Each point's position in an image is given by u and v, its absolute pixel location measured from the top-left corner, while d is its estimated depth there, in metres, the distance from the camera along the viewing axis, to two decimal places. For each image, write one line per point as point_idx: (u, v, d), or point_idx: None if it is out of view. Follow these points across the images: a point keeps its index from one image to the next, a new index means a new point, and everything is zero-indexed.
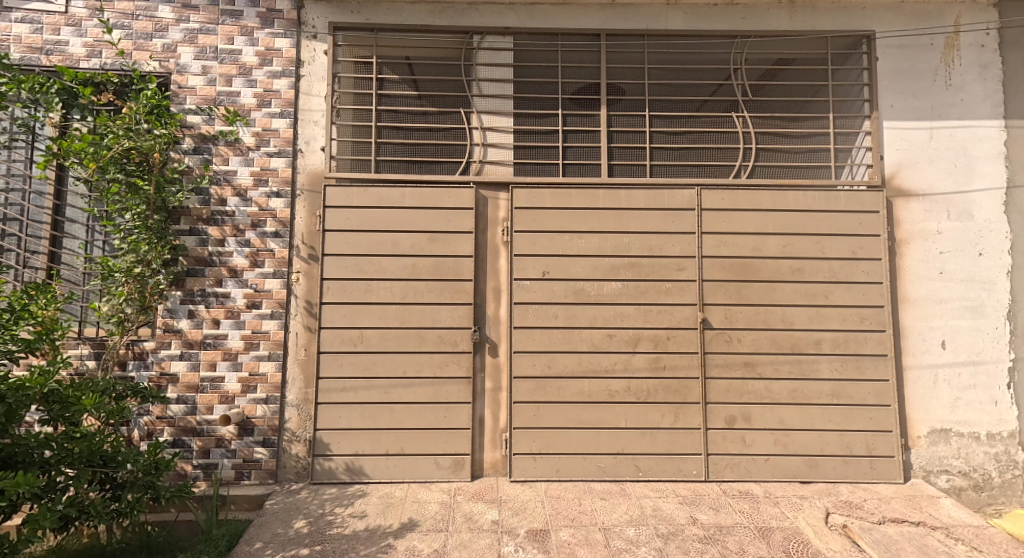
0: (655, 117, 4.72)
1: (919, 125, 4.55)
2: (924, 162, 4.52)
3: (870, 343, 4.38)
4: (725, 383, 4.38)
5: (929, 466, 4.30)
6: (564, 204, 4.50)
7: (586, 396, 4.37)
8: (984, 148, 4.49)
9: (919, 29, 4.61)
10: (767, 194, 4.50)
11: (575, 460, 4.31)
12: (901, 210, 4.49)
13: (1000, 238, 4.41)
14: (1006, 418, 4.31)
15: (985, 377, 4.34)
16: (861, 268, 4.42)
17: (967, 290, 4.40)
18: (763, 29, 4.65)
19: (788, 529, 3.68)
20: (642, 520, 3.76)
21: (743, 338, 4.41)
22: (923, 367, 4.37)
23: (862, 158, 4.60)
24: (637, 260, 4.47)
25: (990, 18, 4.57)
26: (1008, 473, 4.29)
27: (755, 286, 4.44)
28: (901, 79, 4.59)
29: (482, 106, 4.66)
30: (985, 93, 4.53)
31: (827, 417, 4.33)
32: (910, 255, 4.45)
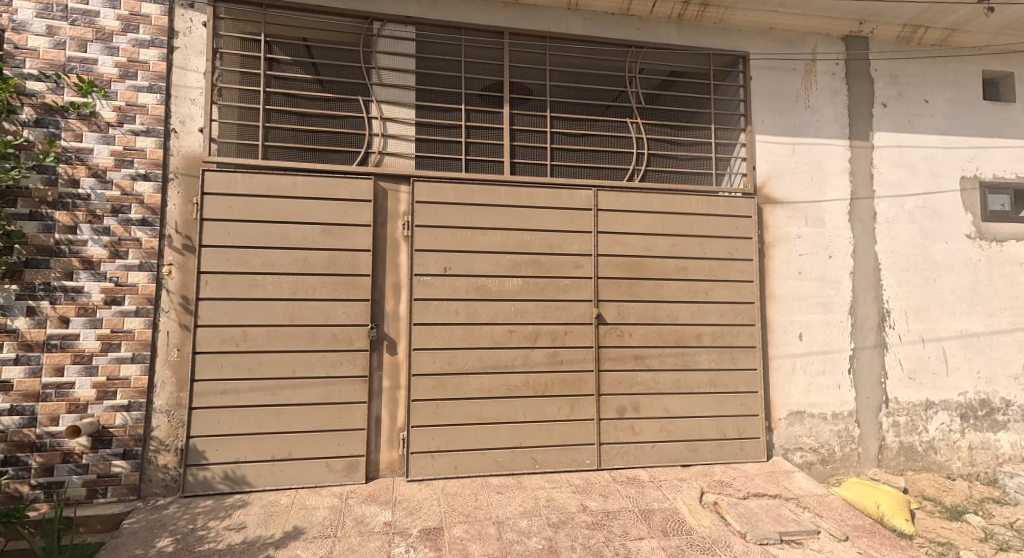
0: (556, 119, 4.85)
1: (783, 140, 5.08)
2: (788, 173, 5.05)
3: (742, 336, 4.82)
4: (617, 375, 4.61)
5: (787, 445, 4.85)
6: (465, 199, 4.47)
7: (485, 392, 4.39)
8: (834, 164, 5.12)
9: (785, 54, 5.14)
10: (656, 197, 4.79)
11: (474, 456, 4.32)
12: (769, 215, 5.00)
13: (845, 243, 5.06)
14: (846, 399, 4.96)
15: (831, 364, 4.96)
16: (736, 268, 4.85)
17: (819, 289, 4.99)
18: (655, 42, 4.93)
19: (667, 509, 3.96)
20: (534, 511, 3.86)
21: (634, 332, 4.67)
22: (783, 357, 4.90)
23: (739, 168, 5.06)
24: (536, 257, 4.56)
25: (839, 49, 5.22)
26: (848, 447, 4.93)
27: (644, 283, 4.72)
28: (770, 98, 5.10)
29: (382, 95, 4.50)
30: (835, 115, 5.16)
31: (705, 404, 4.71)
32: (775, 257, 4.97)
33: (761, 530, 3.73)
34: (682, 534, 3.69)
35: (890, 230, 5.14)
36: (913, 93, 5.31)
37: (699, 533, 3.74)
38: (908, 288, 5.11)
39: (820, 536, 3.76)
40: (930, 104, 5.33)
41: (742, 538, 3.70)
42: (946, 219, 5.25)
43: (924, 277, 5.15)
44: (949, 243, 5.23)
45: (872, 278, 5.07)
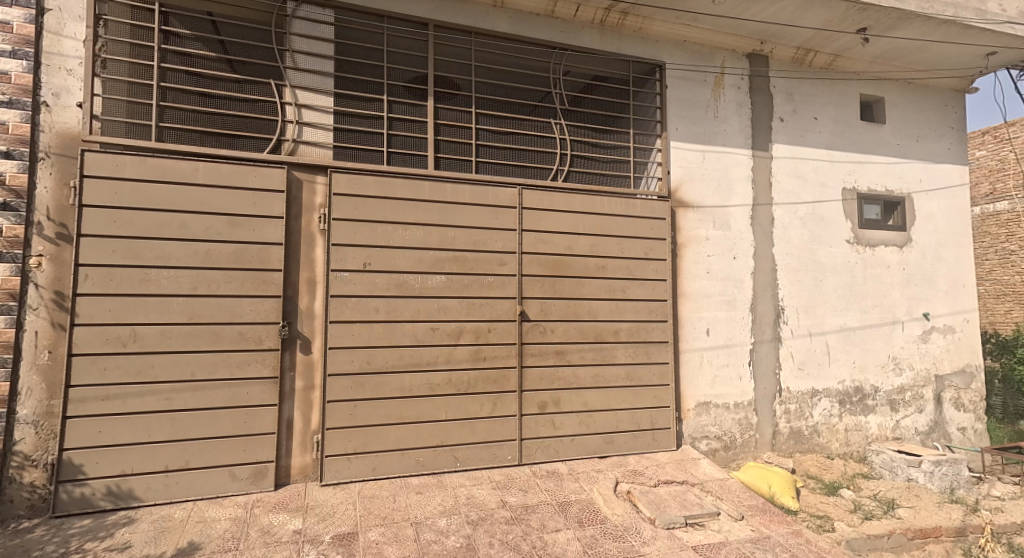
0: (481, 115, 4.83)
1: (695, 147, 5.38)
2: (699, 179, 5.36)
3: (656, 332, 5.05)
4: (539, 371, 4.67)
5: (695, 433, 5.16)
6: (386, 193, 4.33)
7: (406, 390, 4.29)
8: (739, 172, 5.50)
9: (697, 66, 5.44)
10: (578, 197, 4.90)
11: (392, 456, 4.21)
12: (681, 218, 5.27)
13: (747, 246, 5.45)
14: (747, 389, 5.35)
15: (734, 357, 5.33)
16: (651, 267, 5.08)
17: (725, 287, 5.34)
18: (578, 45, 5.04)
19: (583, 500, 4.08)
20: (453, 509, 3.83)
21: (555, 329, 4.76)
22: (692, 351, 5.20)
23: (655, 172, 5.29)
24: (460, 254, 4.52)
25: (745, 65, 5.61)
26: (748, 434, 5.33)
27: (566, 281, 4.82)
28: (683, 107, 5.38)
29: (296, 80, 4.26)
30: (740, 126, 5.54)
31: (621, 398, 4.89)
32: (687, 257, 5.26)
33: (669, 515, 3.94)
34: (596, 524, 3.81)
35: (785, 234, 5.61)
36: (806, 110, 5.82)
37: (612, 521, 3.88)
38: (799, 287, 5.60)
39: (720, 517, 4.03)
40: (819, 120, 5.87)
41: (652, 524, 3.89)
42: (830, 225, 5.80)
43: (812, 278, 5.67)
44: (833, 247, 5.79)
45: (769, 278, 5.50)
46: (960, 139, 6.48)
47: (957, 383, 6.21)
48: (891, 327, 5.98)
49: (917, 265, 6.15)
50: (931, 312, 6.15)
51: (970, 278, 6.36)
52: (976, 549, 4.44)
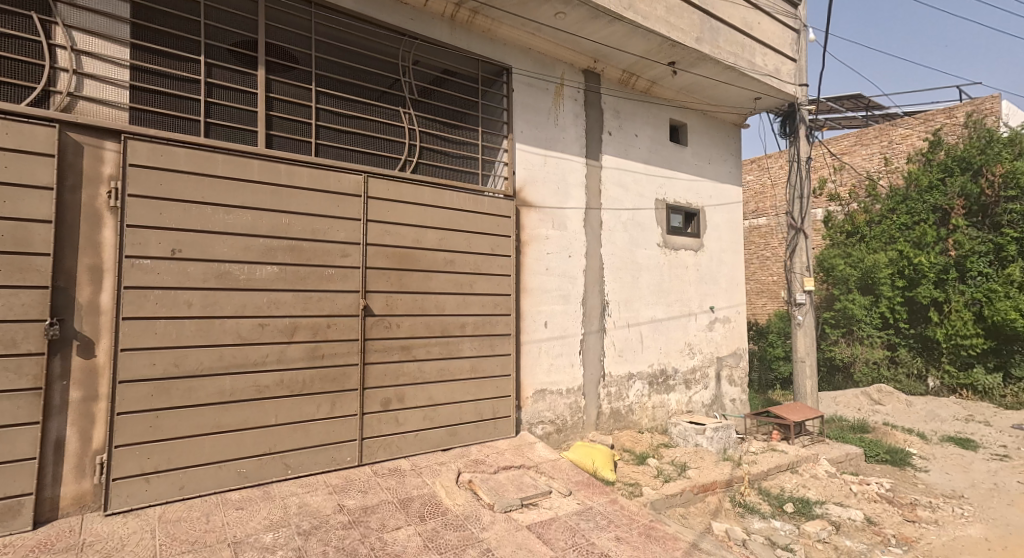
0: (322, 94, 4.48)
1: (537, 151, 5.71)
2: (540, 181, 5.70)
3: (500, 325, 5.25)
4: (383, 367, 4.52)
5: (532, 419, 5.50)
6: (205, 168, 3.75)
7: (226, 395, 3.78)
8: (574, 177, 5.99)
9: (540, 74, 5.77)
10: (427, 190, 4.84)
11: (208, 471, 3.68)
12: (524, 216, 5.55)
13: (580, 245, 5.97)
14: (577, 376, 5.88)
15: (568, 347, 5.81)
16: (497, 263, 5.25)
17: (561, 283, 5.78)
18: (427, 35, 4.95)
19: (426, 495, 4.07)
20: (282, 521, 3.50)
21: (401, 323, 4.64)
22: (532, 342, 5.53)
23: (501, 171, 5.50)
24: (296, 243, 4.13)
25: (580, 80, 6.12)
26: (577, 417, 5.87)
27: (413, 275, 4.73)
28: (527, 111, 5.65)
29: (73, 20, 3.45)
30: (576, 135, 6.04)
31: (465, 390, 4.98)
32: (528, 253, 5.56)
33: (507, 499, 4.12)
34: (438, 516, 3.82)
35: (611, 236, 6.28)
36: (628, 127, 6.58)
37: (454, 512, 3.92)
38: (620, 284, 6.33)
39: (552, 495, 4.35)
40: (639, 137, 6.68)
41: (491, 509, 4.03)
42: (646, 230, 6.67)
43: (631, 276, 6.45)
44: (647, 249, 6.67)
45: (597, 275, 6.12)
46: (737, 165, 7.96)
47: (731, 363, 7.66)
48: (687, 318, 7.11)
49: (706, 266, 7.41)
50: (714, 306, 7.47)
51: (741, 277, 7.88)
52: (739, 495, 5.47)
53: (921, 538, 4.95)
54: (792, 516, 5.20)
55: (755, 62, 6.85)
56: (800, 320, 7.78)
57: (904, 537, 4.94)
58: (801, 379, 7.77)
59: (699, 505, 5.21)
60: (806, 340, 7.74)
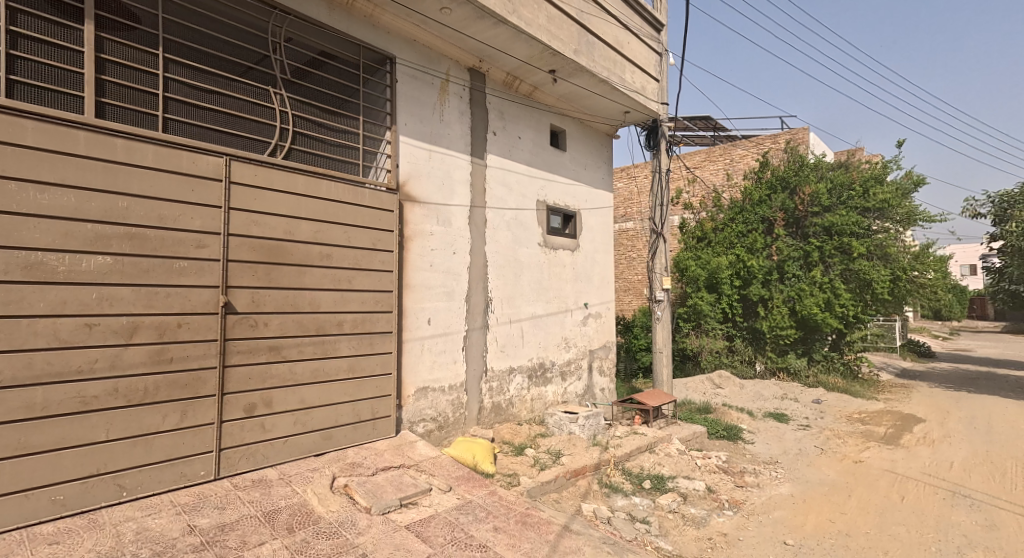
0: (172, 63, 4.00)
1: (422, 145, 5.62)
2: (424, 176, 5.62)
3: (381, 323, 5.09)
4: (247, 370, 4.14)
5: (413, 418, 5.42)
6: (12, 138, 3.15)
7: (37, 409, 3.19)
8: (459, 174, 6.00)
9: (425, 68, 5.68)
10: (302, 178, 4.52)
11: (11, 501, 3.07)
12: (408, 211, 5.43)
13: (464, 242, 6.00)
14: (460, 372, 5.92)
15: (451, 343, 5.82)
16: (378, 258, 5.07)
17: (445, 279, 5.77)
18: (302, 12, 4.60)
19: (295, 505, 3.79)
20: (115, 551, 3.03)
21: (269, 322, 4.29)
22: (414, 340, 5.44)
23: (384, 163, 5.31)
24: (139, 231, 3.61)
25: (465, 78, 6.14)
26: (458, 413, 5.90)
27: (284, 269, 4.39)
28: (412, 104, 5.53)
29: None
30: (461, 133, 6.05)
31: (342, 391, 4.75)
32: (412, 249, 5.45)
33: (385, 501, 3.99)
34: (308, 526, 3.57)
35: (494, 234, 6.41)
36: (512, 128, 6.76)
37: (327, 520, 3.70)
38: (503, 281, 6.50)
39: (431, 492, 4.32)
40: (522, 140, 6.89)
41: (367, 512, 3.88)
42: (528, 230, 6.91)
43: (513, 273, 6.66)
44: (529, 248, 6.93)
45: (481, 272, 6.21)
46: (609, 172, 8.59)
47: (601, 354, 8.26)
48: (564, 314, 7.53)
49: (582, 266, 7.91)
50: (588, 303, 7.99)
51: (611, 276, 8.54)
52: (605, 477, 5.88)
53: (747, 500, 5.82)
54: (649, 491, 5.75)
55: (626, 78, 7.55)
56: (659, 315, 8.63)
57: (735, 501, 5.74)
58: (659, 367, 8.63)
59: (571, 489, 5.50)
60: (664, 333, 8.62)
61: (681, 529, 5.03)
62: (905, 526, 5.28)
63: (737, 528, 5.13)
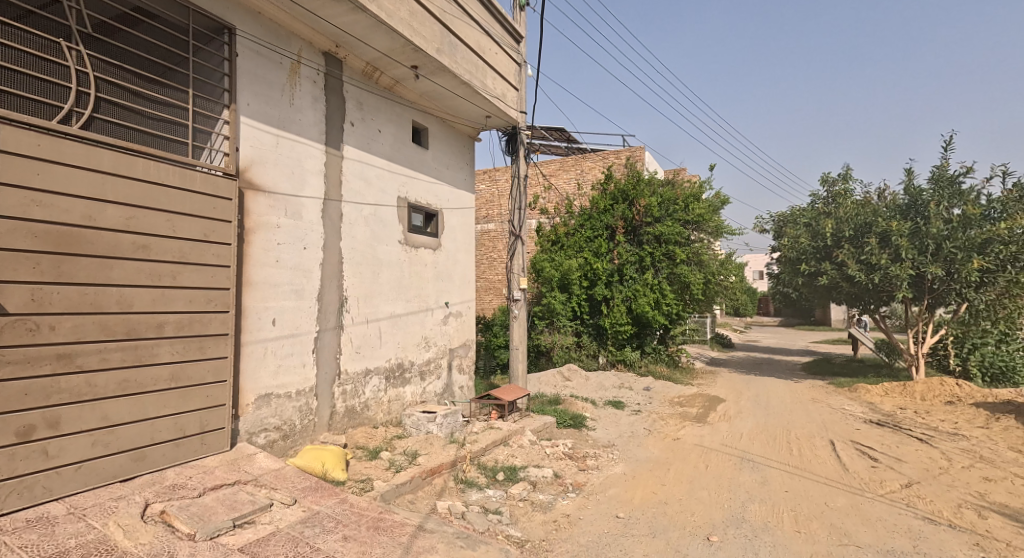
0: None
1: (268, 130, 5.07)
2: (270, 163, 5.08)
3: (214, 324, 4.48)
4: (22, 384, 3.32)
5: (252, 429, 4.88)
6: None
7: None
8: (311, 164, 5.56)
9: (273, 45, 5.12)
10: (109, 153, 3.77)
11: None
12: (249, 201, 4.87)
13: (316, 237, 5.59)
14: (309, 376, 5.50)
15: (299, 346, 5.38)
16: (211, 251, 4.44)
17: (294, 277, 5.31)
18: None
19: (88, 543, 3.07)
20: None
21: (58, 324, 3.51)
22: (255, 342, 4.91)
23: (220, 145, 4.69)
24: None
25: (319, 61, 5.70)
26: (306, 419, 5.47)
27: (82, 261, 3.62)
28: (256, 83, 4.96)
29: None
30: (314, 120, 5.61)
31: (160, 403, 4.08)
32: (254, 243, 4.90)
33: (213, 524, 3.44)
34: None
35: (351, 230, 6.08)
36: (372, 121, 6.46)
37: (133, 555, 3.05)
38: (360, 279, 6.22)
39: (272, 508, 3.87)
40: (382, 133, 6.62)
41: (190, 540, 3.30)
42: (386, 226, 6.69)
43: (370, 271, 6.40)
44: (388, 245, 6.72)
45: (335, 269, 5.85)
46: (470, 174, 8.69)
47: (460, 353, 8.40)
48: (424, 313, 7.49)
49: (442, 264, 7.91)
50: (448, 301, 8.08)
51: (471, 276, 8.69)
52: (461, 473, 5.86)
53: (588, 482, 6.32)
54: (502, 482, 5.90)
55: (487, 83, 7.71)
56: (516, 313, 8.96)
57: (578, 484, 6.19)
58: (515, 363, 8.97)
59: (426, 488, 5.37)
60: (520, 330, 8.96)
61: (530, 514, 5.25)
62: (707, 490, 6.19)
63: (578, 508, 5.52)
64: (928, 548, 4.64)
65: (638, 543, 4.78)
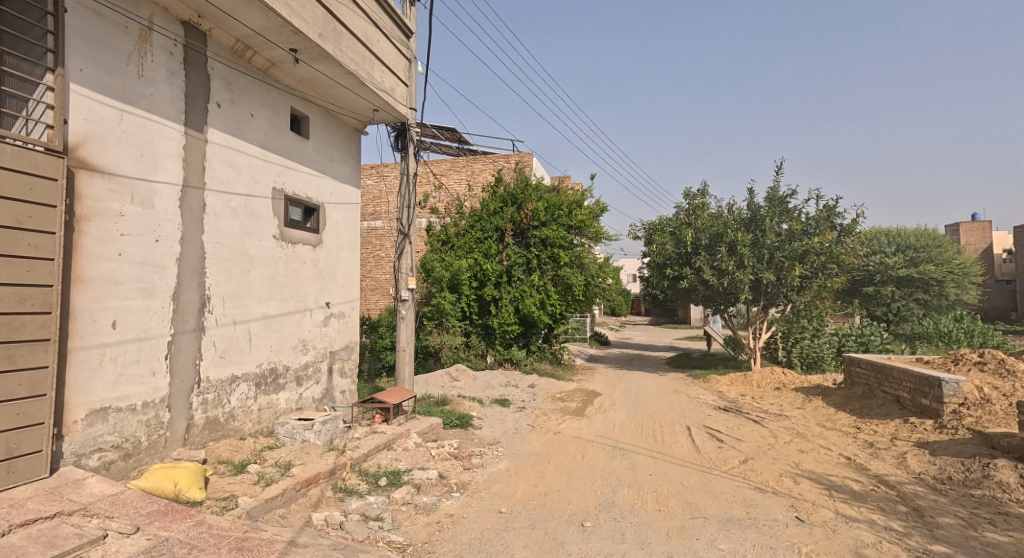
0: None
1: (108, 103, 4.41)
2: (111, 142, 4.43)
3: (29, 328, 3.76)
4: None
5: (82, 449, 4.20)
6: None
7: None
8: (166, 146, 4.94)
9: (116, 5, 4.46)
10: None
11: None
12: (83, 183, 4.20)
13: (171, 228, 5.00)
14: (159, 385, 4.88)
15: (147, 351, 4.75)
16: (26, 240, 3.71)
17: (142, 272, 4.68)
18: None
19: None
20: None
21: None
22: (89, 348, 4.25)
23: (42, 115, 3.98)
24: None
25: (177, 31, 5.08)
26: (154, 435, 4.83)
27: None
28: (92, 46, 4.28)
29: None
30: (169, 97, 5.00)
31: None
32: (89, 232, 4.23)
33: None
34: None
35: (215, 221, 5.52)
36: (243, 104, 5.93)
37: None
38: (226, 276, 5.67)
39: (105, 539, 3.34)
40: (255, 118, 6.11)
41: None
42: (258, 219, 6.17)
43: (239, 268, 5.87)
44: (260, 240, 6.20)
45: (195, 265, 5.27)
46: (357, 169, 8.33)
47: (343, 356, 8.02)
48: (302, 313, 7.04)
49: (323, 262, 7.49)
50: (330, 301, 7.68)
51: (355, 275, 8.33)
52: (340, 481, 5.53)
53: (472, 480, 6.35)
54: (384, 488, 5.67)
55: (374, 75, 7.43)
56: (404, 314, 8.73)
57: (462, 483, 6.19)
58: (401, 365, 8.72)
59: (300, 500, 4.99)
60: (407, 331, 8.76)
61: (413, 518, 5.14)
62: (582, 479, 6.51)
63: (461, 507, 5.51)
64: (758, 513, 5.31)
65: (518, 536, 4.89)
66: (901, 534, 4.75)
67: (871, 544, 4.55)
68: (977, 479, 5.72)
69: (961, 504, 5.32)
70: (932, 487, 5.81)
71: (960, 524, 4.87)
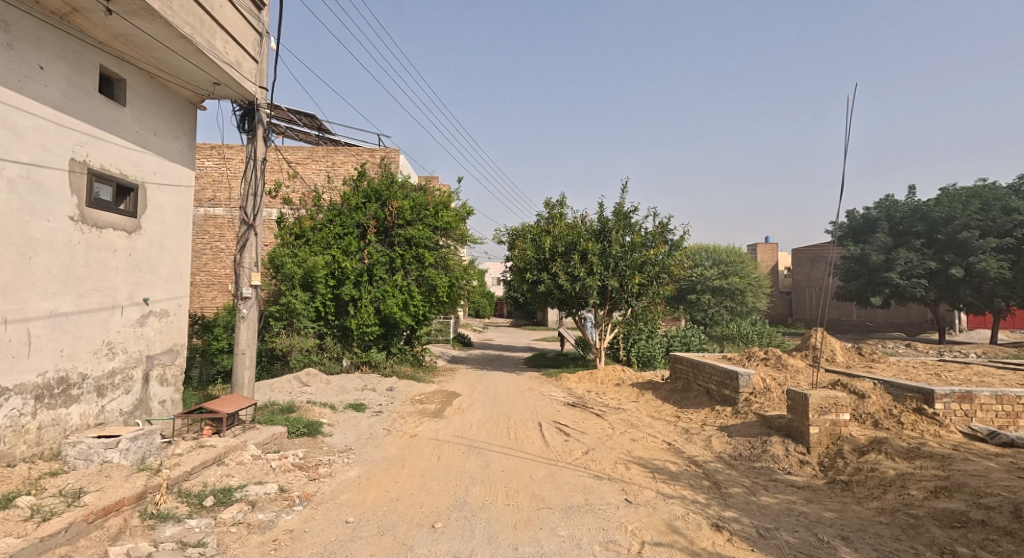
0: None
1: None
2: None
3: None
4: None
5: None
6: None
7: None
8: None
9: None
10: None
11: None
12: None
13: None
14: None
15: None
16: None
17: None
18: None
19: None
20: None
21: None
22: None
23: None
24: None
25: None
26: None
27: None
28: None
29: None
30: None
31: None
32: None
33: None
34: None
35: None
36: (26, 52, 4.88)
37: None
38: None
39: None
40: (45, 72, 5.07)
41: None
42: (48, 196, 5.11)
43: (17, 253, 4.80)
44: (49, 222, 5.14)
45: None
46: (190, 148, 7.36)
47: (164, 361, 7.00)
48: (109, 311, 5.99)
49: (142, 251, 6.48)
50: (150, 297, 6.65)
51: (184, 269, 7.33)
52: (152, 506, 4.77)
53: (317, 491, 5.91)
54: (210, 509, 5.00)
55: (214, 44, 6.62)
56: (244, 314, 7.90)
57: (305, 495, 5.73)
58: (240, 371, 7.85)
59: (93, 535, 4.20)
60: (248, 333, 7.93)
61: (244, 539, 4.62)
62: (437, 480, 6.45)
63: (304, 521, 5.11)
64: (595, 499, 5.74)
65: (364, 544, 4.67)
66: (703, 504, 5.47)
67: (681, 516, 5.16)
68: (759, 453, 6.80)
69: (747, 475, 6.27)
70: (727, 463, 6.78)
71: (745, 492, 5.75)
